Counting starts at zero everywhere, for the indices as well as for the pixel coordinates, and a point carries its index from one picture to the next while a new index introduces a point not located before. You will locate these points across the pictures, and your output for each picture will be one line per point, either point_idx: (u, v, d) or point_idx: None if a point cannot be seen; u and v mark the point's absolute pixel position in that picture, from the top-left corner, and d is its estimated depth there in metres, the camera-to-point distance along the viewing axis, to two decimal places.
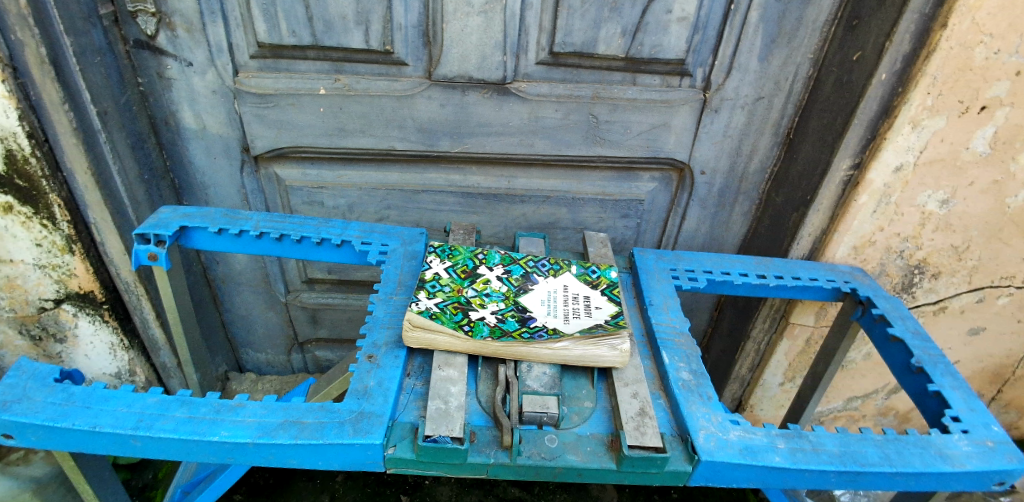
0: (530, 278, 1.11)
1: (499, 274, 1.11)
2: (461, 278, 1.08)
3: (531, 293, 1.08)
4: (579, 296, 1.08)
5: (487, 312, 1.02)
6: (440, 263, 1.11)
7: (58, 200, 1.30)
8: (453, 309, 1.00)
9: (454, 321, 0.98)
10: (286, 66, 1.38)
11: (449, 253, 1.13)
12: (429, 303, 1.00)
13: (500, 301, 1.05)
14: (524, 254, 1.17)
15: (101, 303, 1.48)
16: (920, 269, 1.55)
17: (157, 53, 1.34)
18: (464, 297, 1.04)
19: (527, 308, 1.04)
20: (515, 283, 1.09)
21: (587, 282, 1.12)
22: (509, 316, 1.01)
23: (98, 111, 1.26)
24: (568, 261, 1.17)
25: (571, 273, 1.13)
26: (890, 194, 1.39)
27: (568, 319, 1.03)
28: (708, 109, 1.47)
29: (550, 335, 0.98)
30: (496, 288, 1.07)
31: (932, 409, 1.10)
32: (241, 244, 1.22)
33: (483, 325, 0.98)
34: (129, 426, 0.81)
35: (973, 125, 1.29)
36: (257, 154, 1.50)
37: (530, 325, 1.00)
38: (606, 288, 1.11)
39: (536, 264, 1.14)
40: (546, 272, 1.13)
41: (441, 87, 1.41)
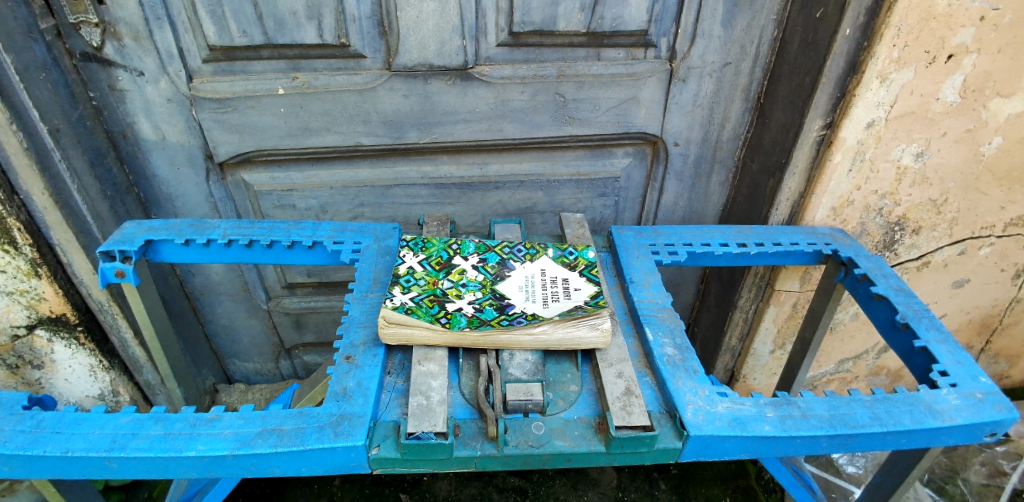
0: (507, 264, 1.09)
1: (475, 263, 1.09)
2: (436, 270, 1.06)
3: (508, 279, 1.06)
4: (558, 279, 1.06)
5: (464, 302, 1.00)
6: (414, 256, 1.08)
7: (17, 224, 1.25)
8: (429, 302, 0.98)
9: (430, 315, 0.96)
10: (241, 68, 1.34)
11: (422, 245, 1.11)
12: (404, 298, 0.98)
13: (477, 290, 1.03)
14: (500, 240, 1.15)
15: (75, 325, 1.44)
16: (901, 226, 1.55)
17: (106, 65, 1.29)
18: (440, 289, 1.02)
19: (505, 295, 1.02)
20: (491, 271, 1.07)
21: (565, 264, 1.10)
22: (487, 304, 1.00)
23: (50, 129, 1.22)
24: (544, 244, 1.15)
25: (548, 256, 1.12)
26: (864, 150, 1.38)
27: (546, 303, 1.01)
28: (675, 79, 1.45)
29: (529, 320, 0.97)
30: (472, 278, 1.05)
31: (920, 365, 1.10)
32: (211, 254, 1.19)
33: (460, 316, 0.97)
34: (103, 447, 0.79)
35: (941, 74, 1.28)
36: (221, 160, 1.46)
37: (508, 312, 0.98)
38: (584, 268, 1.09)
39: (512, 250, 1.12)
40: (522, 257, 1.11)
41: (403, 77, 1.37)
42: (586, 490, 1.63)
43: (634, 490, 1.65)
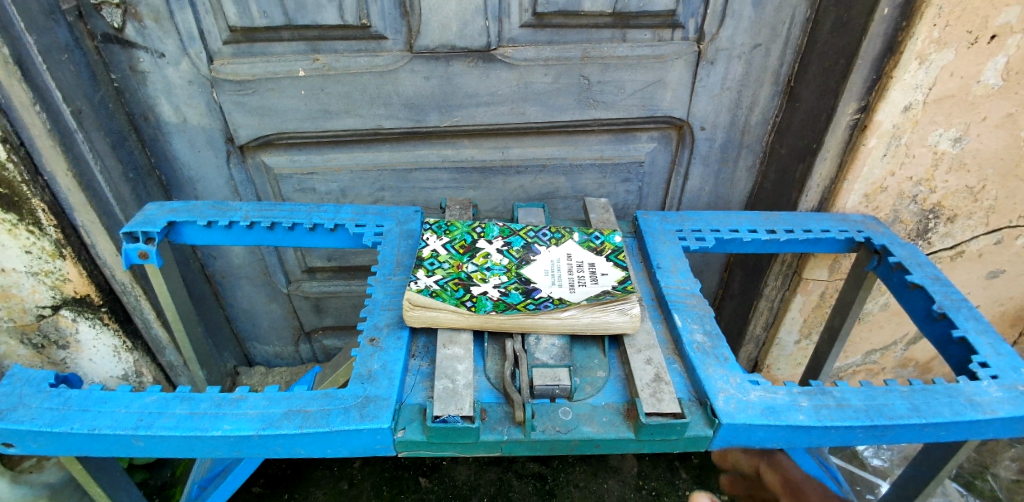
0: (531, 249, 1.07)
1: (499, 246, 1.07)
2: (460, 253, 1.04)
3: (534, 263, 1.04)
4: (584, 263, 1.04)
5: (489, 286, 0.98)
6: (437, 239, 1.07)
7: (42, 204, 1.25)
8: (454, 286, 0.97)
9: (455, 298, 0.94)
10: (262, 50, 1.32)
11: (446, 229, 1.10)
12: (428, 281, 0.97)
13: (502, 274, 1.01)
14: (524, 224, 1.13)
15: (99, 306, 1.45)
16: (935, 214, 1.50)
17: (127, 46, 1.28)
18: (464, 272, 1.00)
19: (531, 279, 1.00)
20: (516, 255, 1.05)
21: (591, 248, 1.08)
22: (512, 288, 0.98)
23: (72, 110, 1.22)
24: (569, 228, 1.13)
25: (574, 241, 1.09)
26: (900, 135, 1.33)
27: (573, 287, 0.99)
28: (703, 61, 1.41)
29: (556, 305, 0.95)
30: (497, 261, 1.04)
31: (958, 356, 1.06)
32: (233, 236, 1.18)
33: (485, 300, 0.95)
34: (129, 426, 0.78)
35: (983, 56, 1.22)
36: (242, 143, 1.46)
37: (534, 296, 0.96)
38: (611, 253, 1.07)
39: (537, 234, 1.10)
40: (547, 241, 1.09)
41: (424, 59, 1.35)
42: (607, 478, 1.62)
43: (656, 478, 1.63)
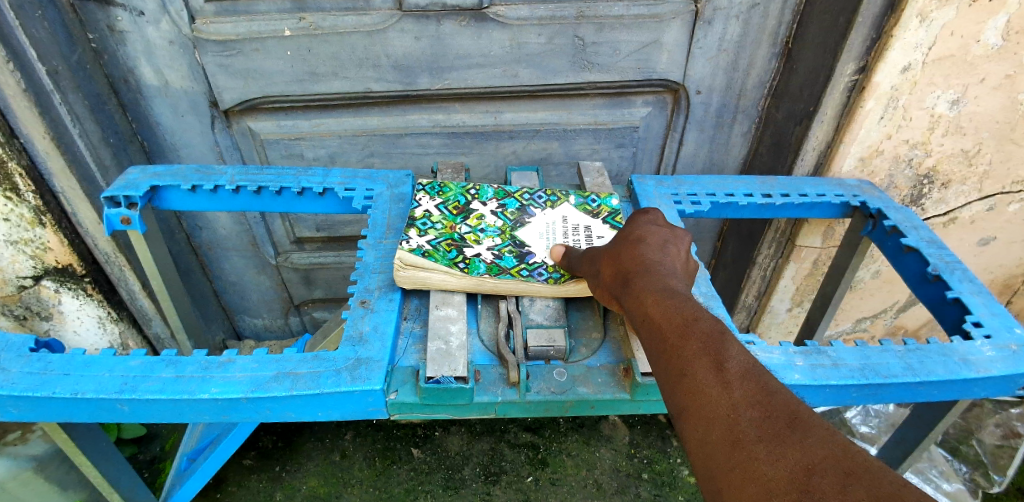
0: (526, 211, 1.06)
1: (493, 209, 1.05)
2: (453, 214, 1.03)
3: (529, 225, 1.03)
4: (580, 226, 1.03)
5: (483, 248, 0.97)
6: (430, 200, 1.05)
7: (18, 169, 1.21)
8: (446, 247, 0.96)
9: (448, 259, 0.93)
10: (245, 8, 1.28)
11: (439, 190, 1.08)
12: (420, 241, 0.96)
13: (496, 236, 1.00)
14: (519, 187, 1.12)
15: (82, 276, 1.42)
16: (929, 179, 1.50)
17: (103, 4, 1.23)
18: (457, 233, 0.99)
19: (525, 243, 0.99)
20: (510, 218, 1.04)
21: (588, 212, 1.06)
22: (506, 251, 0.97)
23: (48, 70, 1.17)
24: (565, 192, 1.11)
25: (570, 204, 1.08)
26: (898, 97, 1.32)
27: None
28: (700, 21, 1.37)
29: (550, 274, 0.94)
30: (491, 224, 1.02)
31: (952, 316, 1.06)
32: (218, 201, 1.15)
33: (478, 262, 0.94)
34: (113, 390, 0.76)
35: (985, 14, 1.20)
36: (226, 108, 1.41)
37: (528, 261, 0.95)
38: (607, 216, 1.05)
39: (531, 197, 1.09)
40: (543, 204, 1.08)
41: (414, 18, 1.31)
42: (599, 446, 1.63)
43: (647, 446, 1.65)
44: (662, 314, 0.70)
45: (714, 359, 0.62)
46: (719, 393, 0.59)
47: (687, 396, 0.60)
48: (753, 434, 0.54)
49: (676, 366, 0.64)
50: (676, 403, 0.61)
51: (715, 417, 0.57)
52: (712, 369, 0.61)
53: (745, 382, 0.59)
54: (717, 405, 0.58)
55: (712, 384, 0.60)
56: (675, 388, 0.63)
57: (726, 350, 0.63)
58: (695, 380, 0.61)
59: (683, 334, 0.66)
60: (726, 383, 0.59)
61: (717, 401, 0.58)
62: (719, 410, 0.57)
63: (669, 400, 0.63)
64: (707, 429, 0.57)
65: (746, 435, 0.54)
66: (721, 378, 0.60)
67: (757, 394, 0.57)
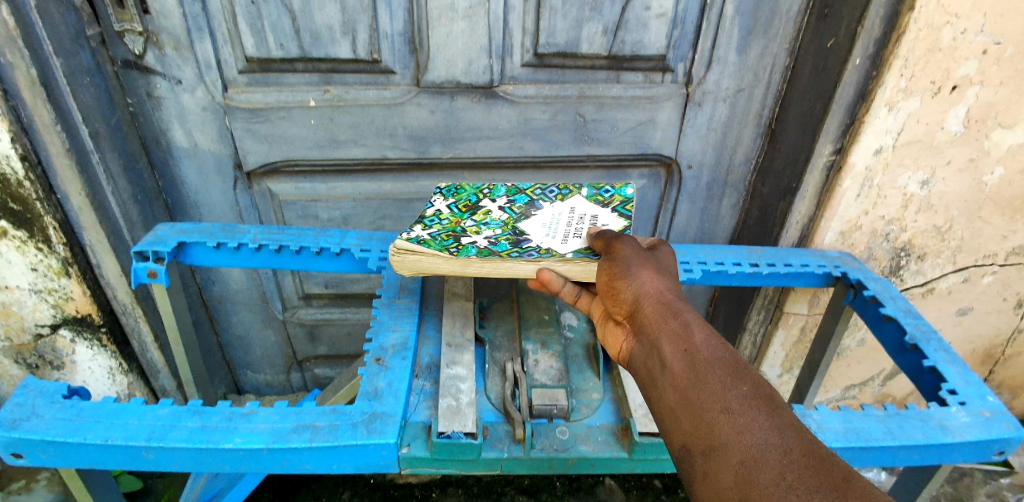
0: (534, 206, 1.13)
1: (502, 205, 1.13)
2: (461, 211, 1.10)
3: (533, 218, 1.09)
4: (587, 216, 1.08)
5: (480, 237, 1.00)
6: (443, 201, 1.14)
7: (54, 222, 1.30)
8: (445, 236, 0.99)
9: (442, 245, 0.96)
10: (275, 80, 1.40)
11: (454, 192, 1.18)
12: (421, 232, 1.00)
13: (497, 228, 1.04)
14: (531, 185, 1.21)
15: (99, 326, 1.47)
16: (906, 252, 1.60)
17: (145, 72, 1.35)
18: (460, 227, 1.03)
19: (525, 232, 1.03)
20: (517, 212, 1.11)
21: (597, 203, 1.13)
22: (502, 240, 1.00)
23: (90, 132, 1.27)
24: (578, 186, 1.21)
25: (581, 196, 1.17)
26: (872, 177, 1.44)
27: (565, 240, 1.00)
28: (691, 103, 1.51)
29: (542, 254, 0.95)
30: (496, 218, 1.08)
31: (929, 384, 1.12)
32: (241, 258, 1.22)
33: (471, 247, 0.96)
34: (142, 437, 0.80)
35: (946, 105, 1.33)
36: (249, 169, 1.51)
37: (522, 246, 0.98)
38: (617, 205, 1.12)
39: (543, 193, 1.18)
40: (552, 199, 1.16)
41: (430, 93, 1.43)
42: None
43: None
44: (704, 348, 0.72)
45: (766, 406, 0.64)
46: (771, 439, 0.61)
47: (732, 434, 0.63)
48: (809, 482, 0.56)
49: (720, 402, 0.66)
50: (717, 438, 0.63)
51: (765, 459, 0.60)
52: (762, 414, 0.64)
53: (794, 431, 0.61)
54: (768, 448, 0.60)
55: (763, 428, 0.62)
56: (714, 422, 0.65)
57: (777, 398, 0.65)
58: (743, 421, 0.63)
59: (730, 373, 0.68)
60: (778, 430, 0.62)
61: (768, 445, 0.60)
62: (771, 454, 0.60)
63: (707, 433, 0.64)
64: (755, 469, 0.59)
65: (801, 482, 0.56)
66: (773, 424, 0.62)
67: (807, 444, 0.60)
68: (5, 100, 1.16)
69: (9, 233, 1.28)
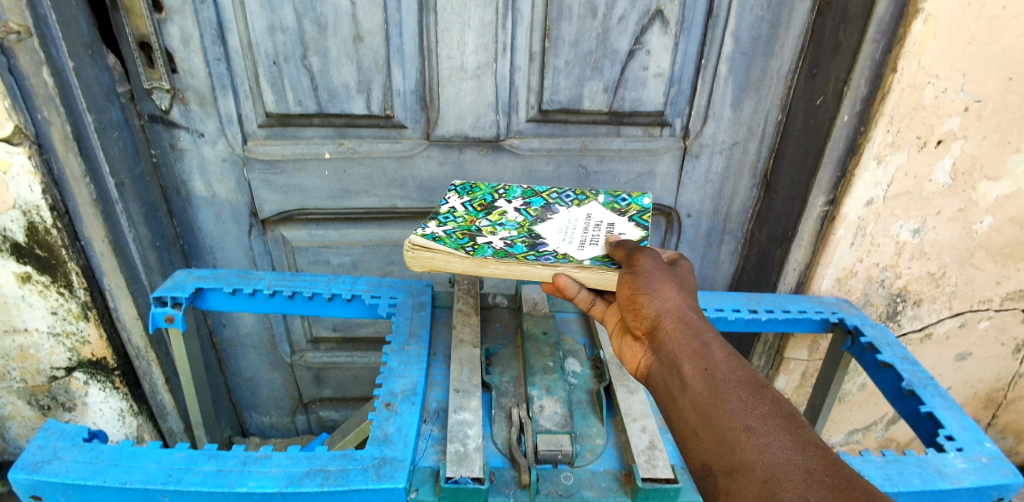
0: (550, 209, 1.10)
1: (517, 207, 1.10)
2: (476, 211, 1.07)
3: (550, 221, 1.05)
4: (603, 223, 1.04)
5: (496, 238, 0.97)
6: (458, 199, 1.12)
7: (76, 268, 1.34)
8: (460, 235, 0.96)
9: (456, 244, 0.93)
10: (293, 134, 1.48)
11: (469, 192, 1.16)
12: (436, 229, 0.98)
13: (513, 229, 1.01)
14: (548, 189, 1.18)
15: (112, 369, 1.51)
16: (902, 298, 1.64)
17: (170, 126, 1.43)
18: (475, 226, 1.00)
19: (540, 235, 0.99)
20: (533, 214, 1.07)
21: (614, 210, 1.10)
22: (518, 241, 0.96)
23: (116, 183, 1.34)
24: (595, 193, 1.17)
25: (598, 201, 1.13)
26: (865, 226, 1.49)
27: (582, 246, 0.96)
28: (688, 155, 1.58)
29: (558, 259, 0.91)
30: (512, 219, 1.05)
31: (927, 430, 1.13)
32: (255, 303, 1.26)
33: (487, 247, 0.93)
34: (159, 481, 0.82)
35: (932, 158, 1.40)
36: (264, 217, 1.58)
37: (539, 249, 0.93)
38: (634, 215, 1.08)
39: (559, 197, 1.15)
40: (569, 203, 1.13)
41: (439, 146, 1.51)
42: None
43: None
44: (722, 368, 0.75)
45: (786, 426, 0.67)
46: (792, 458, 0.64)
47: (754, 454, 0.66)
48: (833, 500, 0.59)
49: (741, 422, 0.69)
50: (739, 458, 0.66)
51: (787, 478, 0.62)
52: (783, 433, 0.66)
53: (814, 451, 0.64)
54: (789, 468, 0.63)
55: (785, 448, 0.65)
56: (736, 442, 0.68)
57: (796, 417, 0.68)
58: (764, 441, 0.66)
59: (750, 393, 0.71)
60: (800, 449, 0.65)
61: (790, 465, 0.63)
62: (793, 474, 0.62)
63: (729, 452, 0.67)
64: (778, 489, 0.62)
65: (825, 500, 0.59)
66: (794, 443, 0.65)
67: (828, 463, 0.63)
68: (39, 154, 1.22)
69: (34, 278, 1.34)
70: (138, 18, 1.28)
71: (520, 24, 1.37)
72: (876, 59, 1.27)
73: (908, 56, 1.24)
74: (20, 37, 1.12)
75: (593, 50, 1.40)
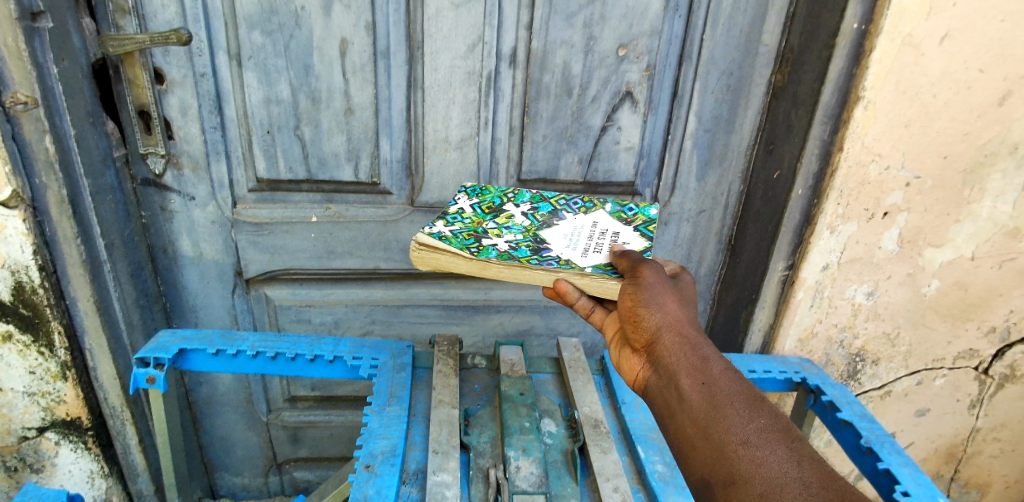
0: (558, 214, 1.14)
1: (525, 210, 1.14)
2: (484, 213, 1.12)
3: (555, 227, 1.08)
4: (608, 232, 1.08)
5: (501, 240, 1.01)
6: (468, 201, 1.17)
7: (59, 327, 1.36)
8: (466, 236, 1.00)
9: (462, 244, 0.97)
10: (281, 198, 1.54)
11: (479, 194, 1.21)
12: (443, 229, 1.02)
13: (519, 233, 1.05)
14: (556, 195, 1.22)
15: (86, 429, 1.50)
16: (861, 357, 1.73)
17: (162, 189, 1.49)
18: (482, 228, 1.05)
19: (545, 240, 1.03)
20: (539, 219, 1.11)
21: (620, 220, 1.14)
22: (522, 245, 1.00)
23: (106, 243, 1.37)
24: (602, 201, 1.22)
25: (604, 210, 1.17)
26: (822, 289, 1.59)
27: (585, 253, 1.00)
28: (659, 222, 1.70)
29: (560, 264, 0.94)
30: (518, 222, 1.09)
31: (885, 487, 1.19)
32: (237, 364, 1.28)
33: (491, 249, 0.96)
34: None
35: (880, 228, 1.52)
36: (249, 276, 1.62)
37: (541, 253, 0.97)
38: (639, 225, 1.12)
39: (567, 203, 1.19)
40: (577, 210, 1.17)
41: (423, 212, 1.59)
42: None
43: None
44: (721, 383, 0.80)
45: (783, 440, 0.71)
46: (788, 472, 0.68)
47: (751, 467, 0.70)
48: None
49: (738, 435, 0.73)
50: (738, 470, 0.71)
51: (784, 489, 0.66)
52: (779, 447, 0.71)
53: (809, 464, 0.69)
54: (785, 479, 0.67)
55: (780, 461, 0.69)
56: (734, 455, 0.72)
57: (792, 431, 0.73)
58: (761, 454, 0.70)
59: (747, 407, 0.76)
60: (795, 462, 0.69)
61: (785, 477, 0.67)
62: (789, 485, 0.66)
63: (727, 465, 0.72)
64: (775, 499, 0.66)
65: None
66: (788, 456, 0.70)
67: (821, 475, 0.67)
68: (33, 216, 1.26)
69: (15, 337, 1.35)
70: (139, 88, 1.35)
71: (501, 101, 1.48)
72: (824, 139, 1.40)
73: (851, 137, 1.38)
74: (26, 107, 1.17)
75: (568, 125, 1.52)
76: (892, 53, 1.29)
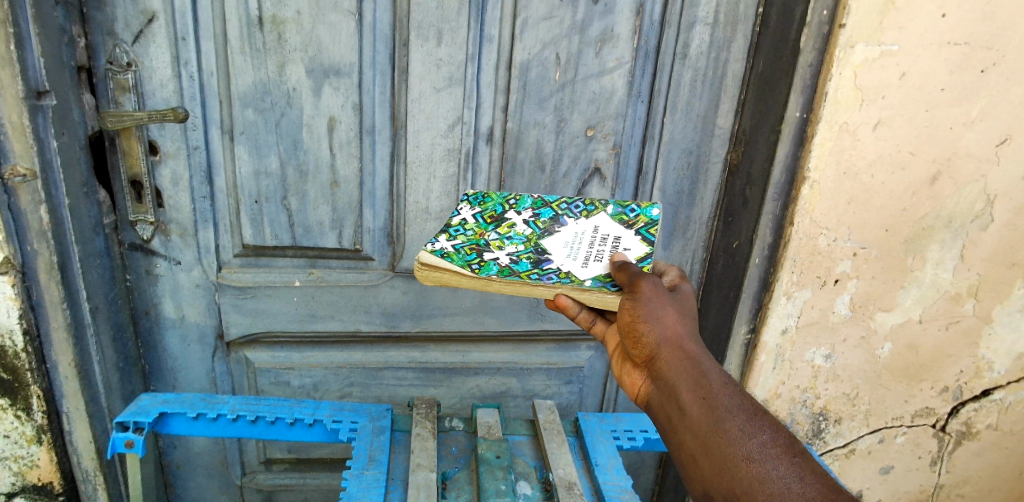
0: (559, 220, 1.18)
1: (526, 218, 1.18)
2: (486, 223, 1.15)
3: (556, 235, 1.13)
4: (610, 237, 1.12)
5: (502, 254, 1.04)
6: (469, 210, 1.20)
7: (37, 391, 1.37)
8: (468, 251, 1.04)
9: (464, 260, 1.00)
10: (266, 263, 1.60)
11: (481, 201, 1.24)
12: (446, 244, 1.05)
13: (520, 244, 1.09)
14: (558, 199, 1.26)
15: (56, 495, 1.49)
16: (824, 416, 1.82)
17: (149, 253, 1.53)
18: (483, 240, 1.09)
19: (546, 250, 1.07)
20: (541, 227, 1.15)
21: (622, 223, 1.17)
22: (523, 258, 1.04)
23: (90, 307, 1.40)
24: (604, 203, 1.24)
25: (606, 213, 1.20)
26: (782, 351, 1.69)
27: (586, 263, 1.04)
28: None
29: (560, 278, 0.99)
30: (520, 232, 1.13)
31: None
32: (217, 428, 1.30)
33: (493, 265, 1.00)
34: None
35: (833, 294, 1.63)
36: (230, 339, 1.65)
37: (542, 266, 1.01)
38: (640, 227, 1.15)
39: (569, 207, 1.22)
40: (579, 213, 1.20)
41: (403, 277, 1.66)
42: None
43: None
44: (721, 396, 0.81)
45: (785, 454, 0.74)
46: (791, 486, 0.70)
47: (753, 482, 0.72)
48: None
49: (741, 451, 0.75)
50: (741, 484, 0.73)
51: None
52: (781, 462, 0.73)
53: (811, 477, 0.71)
54: (788, 493, 0.70)
55: (782, 475, 0.71)
56: (737, 470, 0.74)
57: (794, 445, 0.75)
58: (764, 470, 0.72)
59: (748, 422, 0.78)
60: (797, 476, 0.71)
61: (787, 491, 0.70)
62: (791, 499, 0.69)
63: (730, 479, 0.74)
64: None
65: None
66: (790, 471, 0.72)
67: (822, 488, 0.69)
68: (21, 281, 1.29)
69: None
70: (133, 159, 1.42)
71: (479, 175, 1.59)
72: (776, 213, 1.53)
73: (800, 212, 1.50)
74: (24, 179, 1.22)
75: None
76: (831, 138, 1.43)
